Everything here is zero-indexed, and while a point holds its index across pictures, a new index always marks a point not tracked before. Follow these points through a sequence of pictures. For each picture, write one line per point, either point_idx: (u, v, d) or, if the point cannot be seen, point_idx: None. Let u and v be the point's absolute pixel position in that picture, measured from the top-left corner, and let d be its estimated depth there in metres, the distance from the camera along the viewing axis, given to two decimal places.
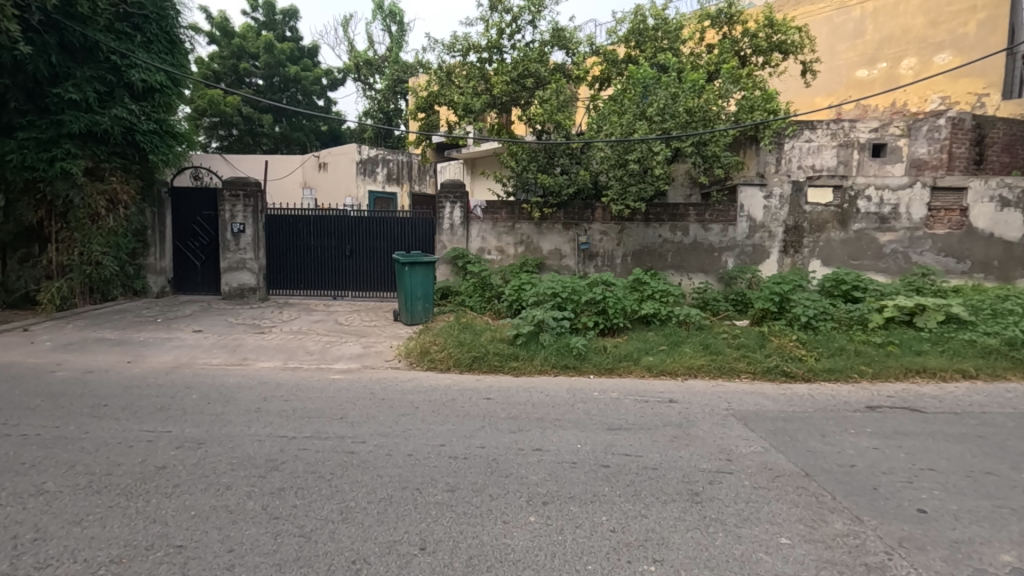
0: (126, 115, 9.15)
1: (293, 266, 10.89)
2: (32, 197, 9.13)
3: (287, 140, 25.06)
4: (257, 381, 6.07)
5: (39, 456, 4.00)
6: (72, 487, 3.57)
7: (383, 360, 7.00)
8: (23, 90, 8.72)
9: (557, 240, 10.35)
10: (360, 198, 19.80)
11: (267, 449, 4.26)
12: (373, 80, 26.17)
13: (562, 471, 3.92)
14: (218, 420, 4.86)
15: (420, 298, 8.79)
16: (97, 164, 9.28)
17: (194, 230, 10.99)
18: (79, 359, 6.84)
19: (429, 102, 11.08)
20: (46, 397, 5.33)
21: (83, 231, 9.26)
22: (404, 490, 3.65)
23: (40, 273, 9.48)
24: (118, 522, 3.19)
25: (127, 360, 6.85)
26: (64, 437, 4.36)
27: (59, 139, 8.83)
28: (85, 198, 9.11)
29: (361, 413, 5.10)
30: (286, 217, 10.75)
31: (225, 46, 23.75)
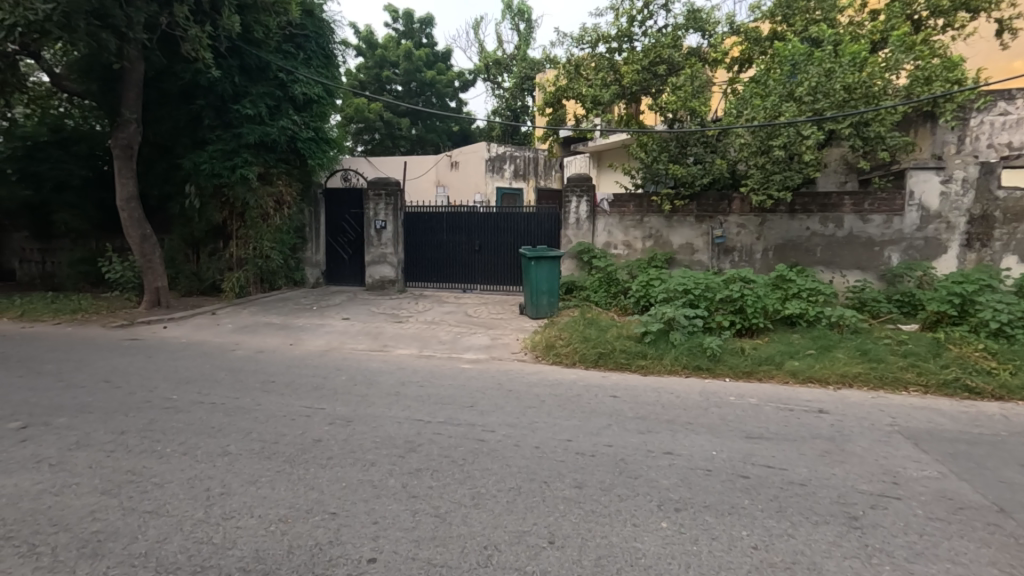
0: (290, 125, 10.35)
1: (428, 261, 11.56)
2: (219, 200, 10.66)
3: (422, 141, 26.66)
4: (395, 367, 6.55)
5: (224, 421, 4.68)
6: (249, 451, 4.12)
7: (510, 352, 7.18)
8: (212, 108, 10.25)
9: (689, 234, 9.81)
10: (489, 194, 20.52)
11: (405, 430, 4.57)
12: (502, 79, 26.89)
13: (696, 478, 3.71)
14: (364, 400, 5.32)
15: (546, 292, 8.86)
16: (267, 170, 10.59)
17: (343, 227, 12.05)
18: (252, 340, 7.89)
19: (557, 97, 10.99)
20: (229, 372, 6.22)
21: (257, 229, 10.66)
22: (532, 481, 3.70)
23: (224, 265, 11.07)
24: (284, 485, 3.61)
25: (289, 343, 7.77)
26: (242, 407, 5.05)
27: (239, 149, 10.23)
28: (258, 200, 10.46)
29: (490, 403, 5.26)
30: (422, 213, 11.46)
31: (370, 57, 25.85)
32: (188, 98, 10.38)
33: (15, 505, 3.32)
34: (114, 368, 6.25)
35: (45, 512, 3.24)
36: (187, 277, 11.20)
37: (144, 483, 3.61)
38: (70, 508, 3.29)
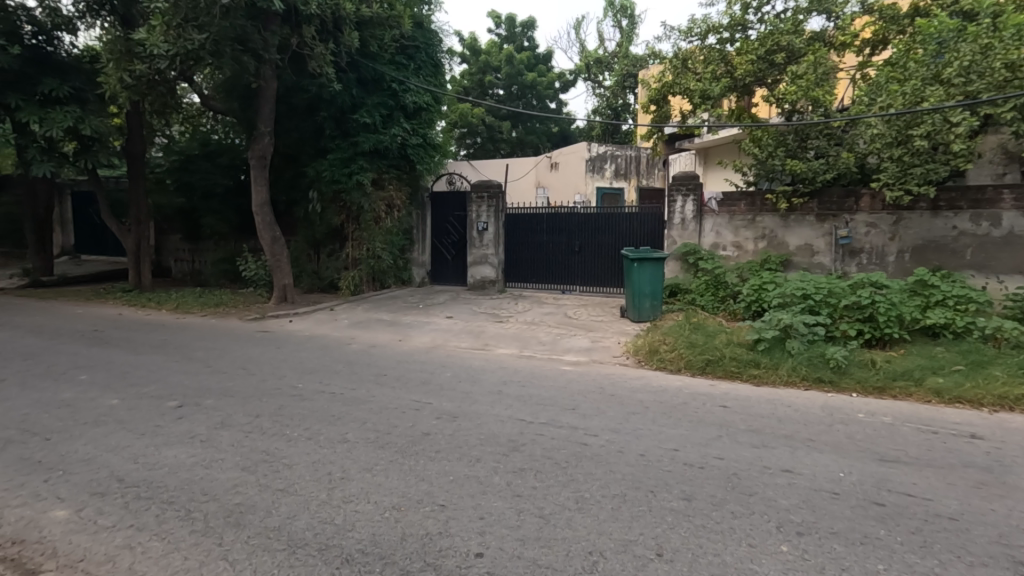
0: (400, 133, 10.94)
1: (528, 262, 11.68)
2: (337, 205, 11.51)
3: (522, 143, 27.03)
4: (497, 366, 6.68)
5: (343, 411, 5.03)
6: (365, 440, 4.39)
7: (611, 356, 7.05)
8: (333, 120, 11.11)
9: (808, 234, 9.07)
10: (588, 195, 20.35)
11: (509, 429, 4.65)
12: (603, 77, 26.53)
13: (820, 501, 3.41)
14: (468, 397, 5.48)
15: (648, 295, 8.60)
16: (380, 175, 11.27)
17: (447, 229, 12.48)
18: (366, 335, 8.43)
19: (663, 93, 10.63)
20: (346, 364, 6.70)
21: (370, 231, 11.38)
22: (638, 490, 3.60)
23: (340, 265, 11.92)
24: (397, 475, 3.81)
25: (398, 338, 8.21)
26: (358, 398, 5.41)
27: (355, 156, 11.00)
28: (372, 204, 11.16)
29: (591, 406, 5.20)
30: (523, 214, 11.62)
31: (473, 63, 26.65)
32: (313, 111, 11.33)
33: (174, 474, 3.79)
34: (250, 356, 6.97)
35: (198, 482, 3.68)
36: (309, 275, 12.19)
37: (276, 463, 3.98)
38: (217, 480, 3.70)
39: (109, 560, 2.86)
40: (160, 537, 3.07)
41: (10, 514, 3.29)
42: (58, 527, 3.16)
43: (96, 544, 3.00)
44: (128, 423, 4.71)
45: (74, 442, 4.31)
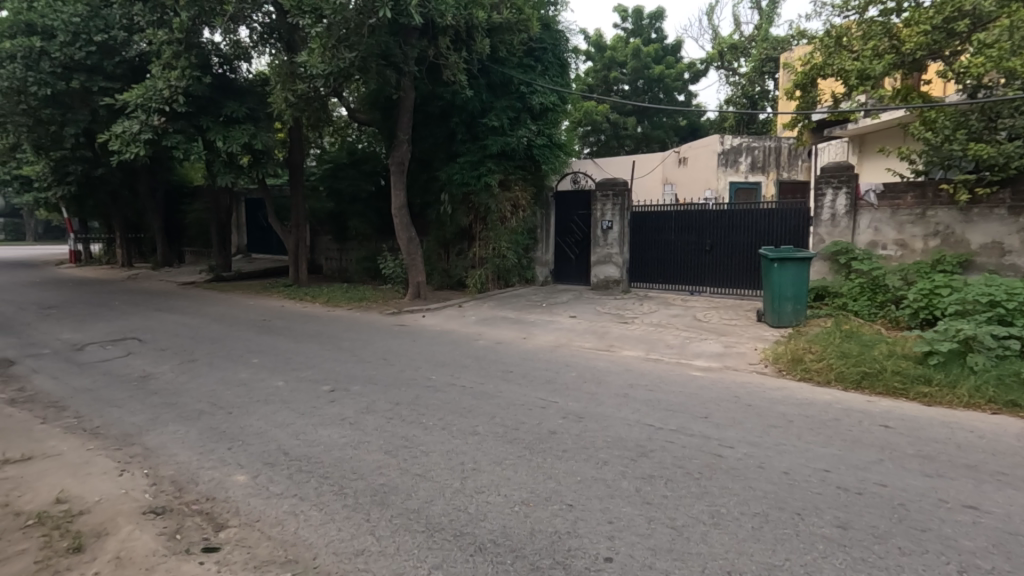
0: (527, 134, 11.19)
1: (654, 262, 11.31)
2: (466, 206, 12.03)
3: (648, 139, 26.25)
4: (623, 368, 6.55)
5: (473, 404, 5.25)
6: (494, 434, 4.53)
7: (746, 362, 6.57)
8: (464, 124, 11.65)
9: (997, 230, 7.72)
10: (720, 190, 19.17)
11: (637, 433, 4.53)
12: (738, 64, 24.83)
13: (1017, 548, 2.88)
14: (594, 398, 5.43)
15: (791, 298, 7.89)
16: (507, 177, 11.59)
17: (571, 228, 12.42)
18: (492, 332, 8.72)
19: (811, 75, 9.63)
20: (474, 359, 6.98)
21: (496, 231, 11.74)
22: (782, 510, 3.31)
23: (468, 263, 12.44)
24: (525, 471, 3.89)
25: (522, 336, 8.38)
26: (487, 392, 5.61)
27: (484, 159, 11.44)
28: (499, 205, 11.51)
29: (726, 416, 4.88)
30: (650, 213, 11.28)
31: (599, 60, 26.36)
32: (445, 118, 11.97)
33: (328, 452, 4.21)
34: (389, 348, 7.55)
35: (348, 461, 4.04)
36: (440, 273, 12.88)
37: (415, 449, 4.25)
38: (364, 461, 4.04)
39: (279, 523, 3.25)
40: (318, 507, 3.42)
41: (203, 474, 3.87)
42: (239, 489, 3.66)
43: (268, 508, 3.43)
44: (291, 403, 5.33)
45: (249, 417, 4.96)
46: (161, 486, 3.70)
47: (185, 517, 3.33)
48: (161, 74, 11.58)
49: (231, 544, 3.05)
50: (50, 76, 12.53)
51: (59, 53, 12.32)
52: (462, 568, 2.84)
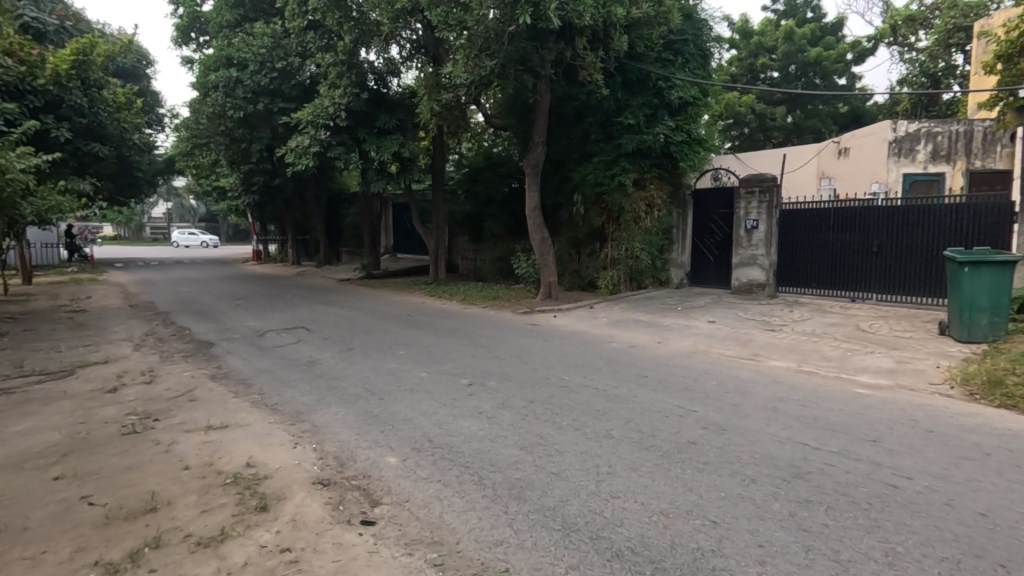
0: (664, 130, 10.78)
1: (807, 264, 10.29)
2: (599, 206, 11.92)
3: (800, 129, 23.97)
4: (770, 379, 6.02)
5: (607, 406, 5.17)
6: (629, 439, 4.43)
7: (925, 382, 5.70)
8: (598, 124, 11.56)
9: None
10: (890, 184, 16.89)
11: (789, 452, 4.13)
12: (916, 38, 21.65)
13: None
14: (738, 410, 5.06)
15: (986, 309, 6.69)
16: (642, 175, 11.27)
17: (710, 227, 11.71)
18: (624, 334, 8.52)
19: (1021, 43, 8.09)
20: (607, 361, 6.89)
21: (629, 231, 11.47)
22: (979, 559, 2.81)
23: (600, 264, 12.32)
24: (664, 480, 3.74)
25: (657, 340, 8.09)
26: (621, 396, 5.49)
27: (618, 158, 11.27)
28: (633, 204, 11.24)
29: (901, 441, 4.27)
30: (803, 211, 10.31)
31: (744, 47, 24.60)
32: (580, 118, 11.99)
33: (468, 443, 4.42)
34: (523, 346, 7.73)
35: (486, 453, 4.21)
36: (571, 274, 12.91)
37: (549, 447, 4.29)
38: (501, 454, 4.17)
39: (425, 506, 3.47)
40: (460, 495, 3.60)
41: (360, 453, 4.27)
42: (390, 470, 3.98)
43: (416, 490, 3.68)
44: (434, 393, 5.68)
45: (398, 404, 5.38)
46: (326, 460, 4.15)
47: (346, 490, 3.69)
48: (328, 93, 13.02)
49: (385, 520, 3.31)
50: (242, 101, 14.74)
51: (250, 81, 14.44)
52: (600, 571, 2.81)
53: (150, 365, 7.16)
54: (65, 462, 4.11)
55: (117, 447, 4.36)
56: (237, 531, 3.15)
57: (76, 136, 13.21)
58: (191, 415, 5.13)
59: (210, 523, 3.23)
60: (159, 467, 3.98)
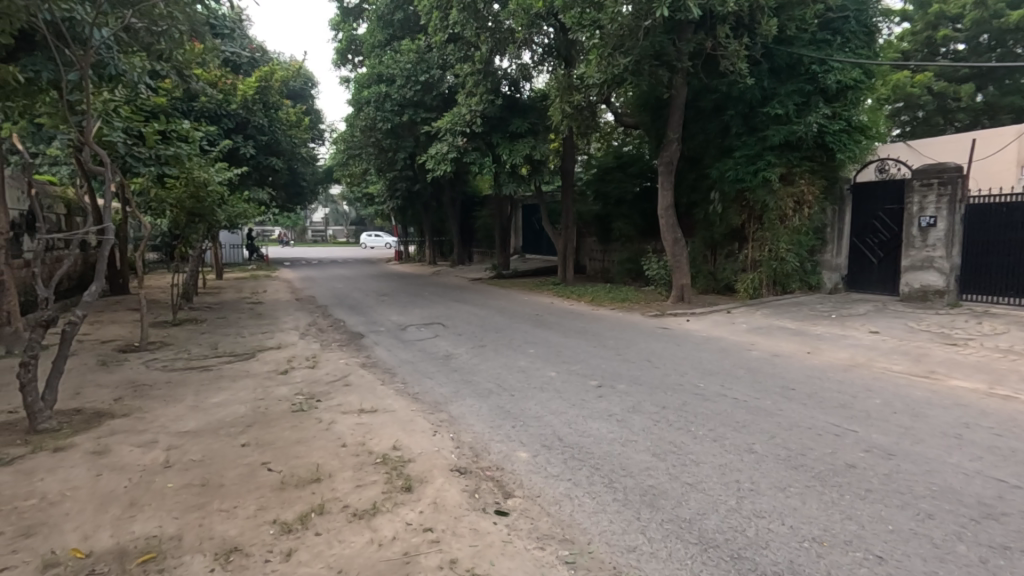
0: (819, 118, 9.78)
1: (1001, 268, 8.72)
2: (739, 204, 11.15)
3: (994, 109, 20.31)
4: (952, 401, 5.19)
5: (748, 419, 4.82)
6: (774, 455, 4.08)
7: None
8: (741, 116, 10.85)
9: None
10: None
11: (978, 488, 3.53)
12: None
13: None
14: (910, 434, 4.43)
15: None
16: (790, 169, 10.35)
17: (874, 226, 10.39)
18: (767, 342, 7.88)
19: None
20: (748, 370, 6.42)
21: (774, 230, 10.59)
22: None
23: (739, 266, 11.52)
24: (816, 504, 3.39)
25: (807, 350, 7.36)
26: (764, 408, 5.08)
27: (763, 152, 10.49)
28: (779, 201, 10.35)
29: None
30: (997, 205, 8.75)
31: (920, 19, 21.48)
32: (719, 111, 11.33)
33: (599, 444, 4.38)
34: (654, 350, 7.49)
35: (617, 457, 4.14)
36: (705, 276, 12.22)
37: (684, 457, 4.11)
38: (633, 459, 4.08)
39: (556, 503, 3.51)
40: (590, 496, 3.58)
41: (493, 446, 4.44)
42: (522, 464, 4.09)
43: (547, 486, 3.74)
44: (563, 393, 5.73)
45: (528, 400, 5.51)
46: (463, 449, 4.38)
47: (481, 480, 3.86)
48: (465, 101, 13.70)
49: (518, 512, 3.41)
50: (390, 114, 16.23)
51: (397, 94, 15.75)
52: None
53: (313, 351, 8.12)
54: (249, 432, 4.80)
55: (289, 422, 4.99)
56: (386, 507, 3.44)
57: (258, 152, 15.41)
58: (346, 399, 5.72)
59: (364, 497, 3.57)
60: (322, 442, 4.48)
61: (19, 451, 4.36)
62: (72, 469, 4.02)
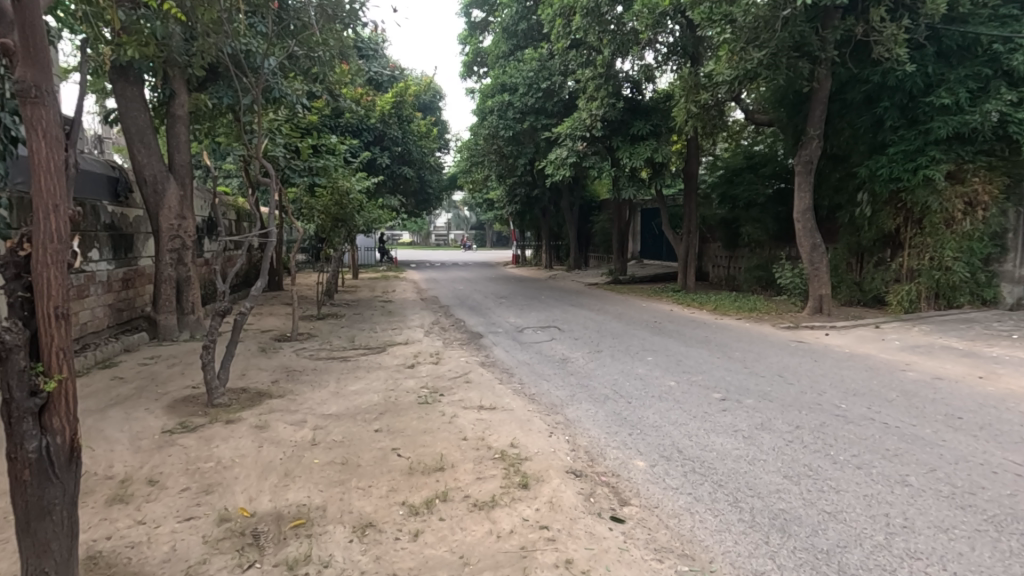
0: (1000, 105, 8.44)
1: None
2: (894, 206, 9.94)
3: None
4: None
5: (901, 447, 4.29)
6: (935, 491, 3.59)
7: None
8: (898, 107, 9.66)
9: None
10: None
11: None
12: None
13: None
14: None
15: None
16: (961, 166, 9.03)
17: None
18: (927, 363, 6.91)
19: None
20: (901, 393, 5.69)
21: (937, 236, 9.28)
22: None
23: (891, 276, 10.26)
24: (988, 552, 2.93)
25: (979, 374, 6.36)
26: (922, 437, 4.48)
27: (925, 147, 9.26)
28: (944, 203, 9.08)
29: None
30: None
31: None
32: (871, 103, 10.17)
33: (722, 460, 4.16)
34: (787, 365, 6.92)
35: (743, 475, 3.90)
36: (849, 286, 11.02)
37: (822, 482, 3.76)
38: (762, 479, 3.82)
39: (675, 516, 3.40)
40: (713, 513, 3.42)
41: (610, 452, 4.40)
42: (640, 473, 4.00)
43: (666, 498, 3.63)
44: (684, 403, 5.51)
45: (647, 409, 5.37)
46: (579, 453, 4.39)
47: (596, 485, 3.85)
48: (586, 105, 13.71)
49: (635, 521, 3.35)
50: (512, 121, 16.81)
51: (519, 102, 16.27)
52: None
53: (437, 349, 8.60)
54: (382, 418, 5.22)
55: (416, 413, 5.35)
56: (505, 501, 3.56)
57: (393, 162, 16.73)
58: (468, 395, 5.99)
59: (484, 490, 3.72)
60: (446, 434, 4.75)
61: (200, 421, 5.14)
62: (239, 439, 4.66)
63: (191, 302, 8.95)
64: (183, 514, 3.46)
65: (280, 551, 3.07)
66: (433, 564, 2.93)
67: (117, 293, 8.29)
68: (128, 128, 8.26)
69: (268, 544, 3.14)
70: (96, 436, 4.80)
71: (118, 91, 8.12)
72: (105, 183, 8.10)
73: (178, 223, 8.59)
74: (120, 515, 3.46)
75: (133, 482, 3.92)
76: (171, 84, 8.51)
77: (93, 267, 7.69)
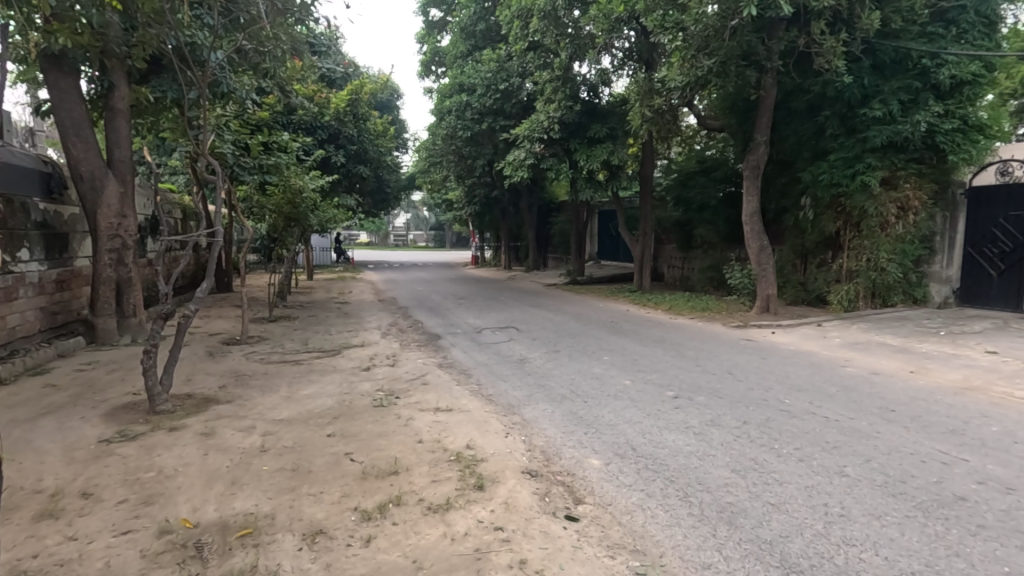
0: (928, 116, 8.99)
1: None
2: (834, 210, 10.47)
3: None
4: None
5: (840, 440, 4.51)
6: (870, 480, 3.79)
7: None
8: (837, 116, 10.16)
9: None
10: None
11: None
12: None
13: None
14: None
15: None
16: (894, 173, 9.57)
17: (994, 235, 9.57)
18: (865, 359, 7.29)
19: None
20: (841, 388, 5.99)
21: (873, 238, 9.81)
22: None
23: (832, 276, 10.78)
24: (917, 536, 3.12)
25: (910, 369, 6.76)
26: (859, 430, 4.72)
27: (862, 154, 9.77)
28: (879, 207, 9.62)
29: None
30: None
31: None
32: (813, 112, 10.64)
33: (673, 457, 4.26)
34: (737, 362, 7.16)
35: (694, 470, 4.01)
36: (794, 286, 11.51)
37: (767, 475, 3.91)
38: (711, 474, 3.94)
39: (628, 513, 3.46)
40: (664, 508, 3.50)
41: (566, 451, 4.44)
42: (595, 472, 4.06)
43: (620, 495, 3.70)
44: (639, 402, 5.62)
45: (603, 408, 5.45)
46: (535, 453, 4.42)
47: (552, 484, 3.88)
48: (544, 107, 13.82)
49: (588, 519, 3.40)
50: (471, 122, 16.76)
51: (477, 102, 16.20)
52: None
53: (394, 350, 8.50)
54: (335, 423, 5.11)
55: (371, 417, 5.25)
56: (460, 503, 3.54)
57: (349, 161, 16.41)
58: (424, 396, 5.94)
59: (439, 492, 3.70)
60: (401, 437, 4.69)
61: (141, 429, 4.90)
62: (183, 447, 4.46)
63: (132, 305, 8.51)
64: (120, 528, 3.29)
65: (225, 562, 2.96)
66: (385, 569, 2.89)
67: (50, 295, 7.82)
68: (61, 121, 7.79)
69: (212, 556, 3.02)
70: (24, 448, 4.50)
71: (50, 81, 7.65)
72: (36, 178, 7.63)
73: (118, 222, 8.15)
74: (49, 531, 3.26)
75: (66, 496, 3.70)
76: (109, 75, 8.08)
77: (23, 267, 7.23)
